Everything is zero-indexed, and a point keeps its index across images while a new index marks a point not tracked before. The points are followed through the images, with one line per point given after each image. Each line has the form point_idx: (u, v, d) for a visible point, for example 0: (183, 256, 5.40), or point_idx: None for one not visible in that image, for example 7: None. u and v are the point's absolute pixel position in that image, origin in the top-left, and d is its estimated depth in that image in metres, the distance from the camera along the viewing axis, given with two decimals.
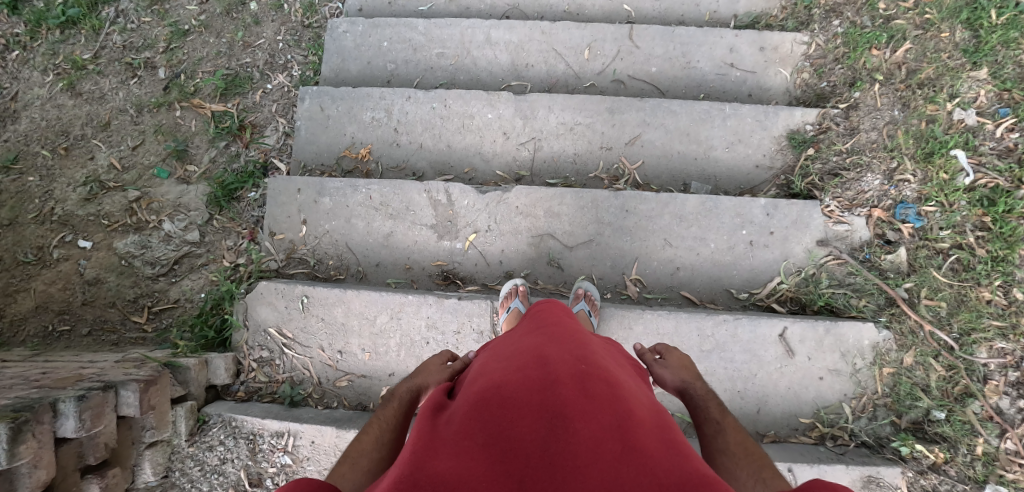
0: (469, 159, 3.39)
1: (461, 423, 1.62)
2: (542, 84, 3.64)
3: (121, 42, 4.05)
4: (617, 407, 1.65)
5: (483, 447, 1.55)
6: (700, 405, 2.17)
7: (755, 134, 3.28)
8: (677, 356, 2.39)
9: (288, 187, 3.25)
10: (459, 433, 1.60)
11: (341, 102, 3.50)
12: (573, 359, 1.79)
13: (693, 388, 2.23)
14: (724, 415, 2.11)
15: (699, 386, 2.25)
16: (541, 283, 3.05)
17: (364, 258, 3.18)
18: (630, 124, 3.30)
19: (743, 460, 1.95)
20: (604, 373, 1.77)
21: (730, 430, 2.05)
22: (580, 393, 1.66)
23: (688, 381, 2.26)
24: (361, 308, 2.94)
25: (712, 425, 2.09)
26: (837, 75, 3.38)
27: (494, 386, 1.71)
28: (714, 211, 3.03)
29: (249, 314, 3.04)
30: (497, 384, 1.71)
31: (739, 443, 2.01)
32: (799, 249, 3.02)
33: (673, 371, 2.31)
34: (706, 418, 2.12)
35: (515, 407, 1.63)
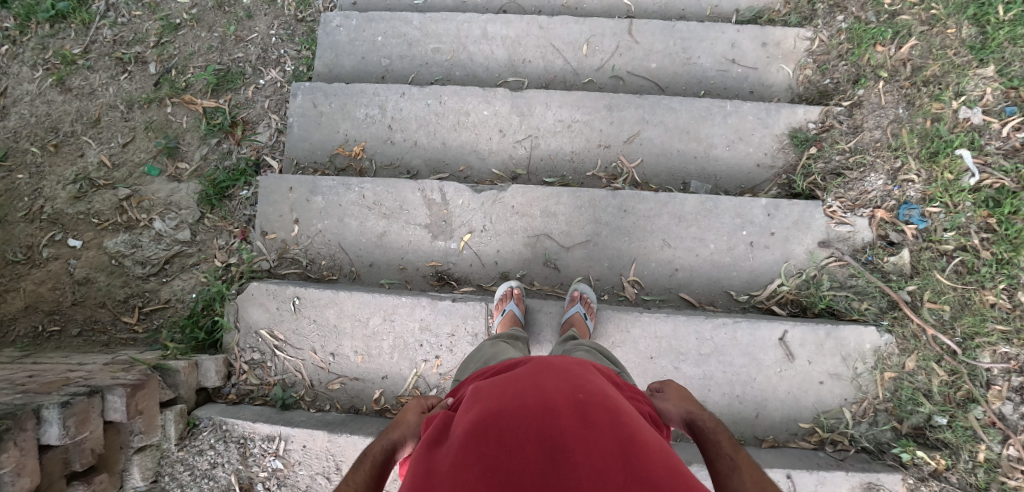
0: (465, 157, 3.32)
1: (457, 455, 1.57)
2: (540, 80, 3.57)
3: (111, 36, 3.98)
4: (619, 434, 1.60)
5: (480, 480, 1.51)
6: (709, 439, 1.92)
7: (756, 133, 3.24)
8: (676, 388, 2.15)
9: (280, 186, 3.19)
10: (455, 465, 1.55)
11: (334, 98, 3.44)
12: (573, 387, 1.74)
13: (700, 420, 1.98)
14: (736, 449, 1.86)
15: (705, 417, 1.99)
16: (537, 284, 2.98)
17: (357, 259, 3.12)
18: (629, 121, 3.23)
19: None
20: (605, 399, 1.71)
21: (743, 466, 1.80)
22: (580, 422, 1.61)
23: (692, 413, 2.00)
24: (354, 309, 2.88)
25: (724, 462, 1.84)
26: (840, 72, 3.33)
27: (491, 415, 1.65)
28: (714, 211, 2.97)
29: (240, 315, 3.00)
30: (494, 413, 1.65)
31: (754, 481, 1.76)
32: (800, 250, 2.98)
33: (674, 401, 2.06)
34: (718, 454, 1.87)
35: (513, 438, 1.58)
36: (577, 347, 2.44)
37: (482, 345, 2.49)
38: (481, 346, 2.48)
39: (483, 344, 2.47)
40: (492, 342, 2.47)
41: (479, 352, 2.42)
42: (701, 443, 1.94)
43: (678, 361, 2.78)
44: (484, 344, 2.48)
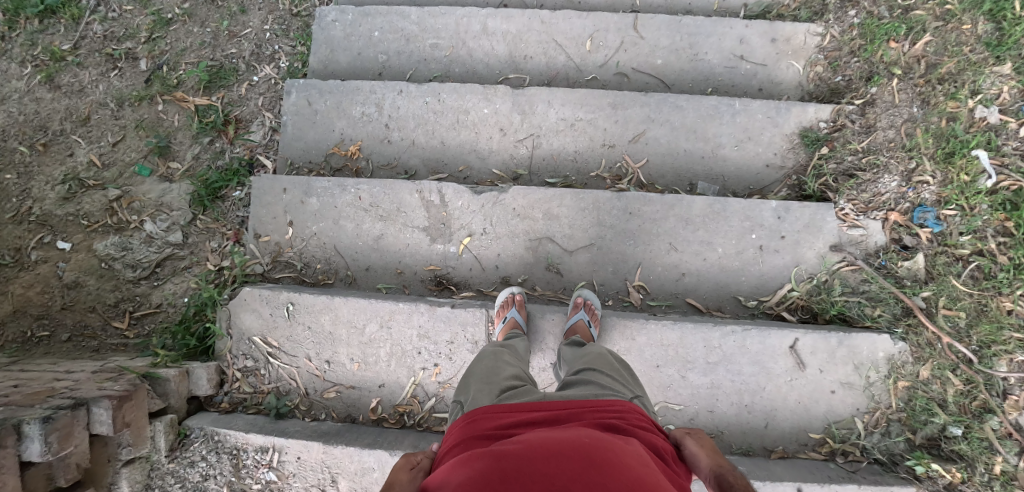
0: (463, 157, 3.21)
1: None
2: (541, 77, 3.46)
3: (102, 32, 3.88)
4: (630, 479, 1.47)
5: None
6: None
7: (765, 132, 3.16)
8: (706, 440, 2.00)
9: (273, 186, 3.10)
10: None
11: (329, 96, 3.33)
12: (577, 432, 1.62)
13: (728, 475, 1.82)
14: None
15: (733, 473, 1.83)
16: (539, 289, 2.88)
17: (353, 262, 3.01)
18: (634, 119, 3.13)
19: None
20: (612, 442, 1.59)
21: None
22: (585, 461, 1.49)
23: (720, 466, 1.85)
24: (350, 315, 2.77)
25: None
26: (853, 69, 3.24)
27: (491, 458, 1.52)
28: (723, 214, 2.87)
29: (233, 321, 2.90)
30: (495, 451, 1.54)
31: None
32: (811, 254, 2.91)
33: (704, 449, 1.92)
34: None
35: (515, 481, 1.45)
36: (589, 361, 2.27)
37: (486, 351, 2.36)
38: (485, 352, 2.35)
39: (487, 351, 2.34)
40: (498, 351, 2.34)
41: (483, 359, 2.29)
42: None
43: (685, 369, 2.69)
44: (489, 350, 2.35)
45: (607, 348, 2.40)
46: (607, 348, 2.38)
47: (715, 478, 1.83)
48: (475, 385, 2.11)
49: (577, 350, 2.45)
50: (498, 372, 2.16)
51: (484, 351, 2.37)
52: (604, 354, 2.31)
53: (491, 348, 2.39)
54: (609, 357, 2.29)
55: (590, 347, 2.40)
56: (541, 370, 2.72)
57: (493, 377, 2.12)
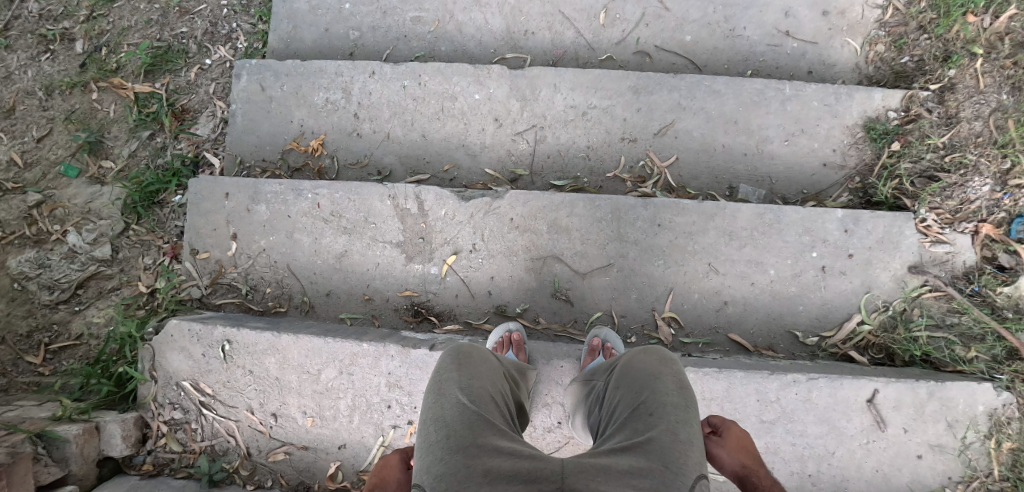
0: (450, 152, 2.57)
1: None
2: (546, 57, 2.83)
3: (37, 10, 3.26)
4: None
5: None
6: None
7: (821, 124, 2.55)
8: (736, 434, 1.59)
9: (214, 191, 2.50)
10: None
11: (287, 79, 2.72)
12: None
13: (752, 479, 1.53)
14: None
15: (756, 475, 1.53)
16: (543, 322, 2.28)
17: (310, 285, 2.40)
18: (660, 107, 2.51)
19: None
20: None
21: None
22: None
23: (743, 465, 1.54)
24: (300, 359, 2.16)
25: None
26: (923, 48, 2.63)
27: None
28: (776, 226, 2.26)
29: (158, 362, 2.31)
30: None
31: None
32: (886, 278, 2.31)
33: (729, 444, 1.57)
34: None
35: None
36: (645, 403, 1.50)
37: (446, 379, 1.59)
38: (447, 382, 1.58)
39: (450, 380, 1.58)
40: (465, 382, 1.59)
41: (446, 398, 1.53)
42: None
43: None
44: (452, 379, 1.59)
45: (679, 370, 1.61)
46: (677, 372, 1.60)
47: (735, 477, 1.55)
48: (445, 456, 1.37)
49: (630, 360, 1.69)
50: (474, 431, 1.41)
51: (441, 379, 1.60)
52: (666, 389, 1.53)
53: (453, 371, 1.63)
54: (674, 396, 1.51)
55: (650, 367, 1.62)
56: (546, 432, 2.08)
57: (468, 442, 1.38)
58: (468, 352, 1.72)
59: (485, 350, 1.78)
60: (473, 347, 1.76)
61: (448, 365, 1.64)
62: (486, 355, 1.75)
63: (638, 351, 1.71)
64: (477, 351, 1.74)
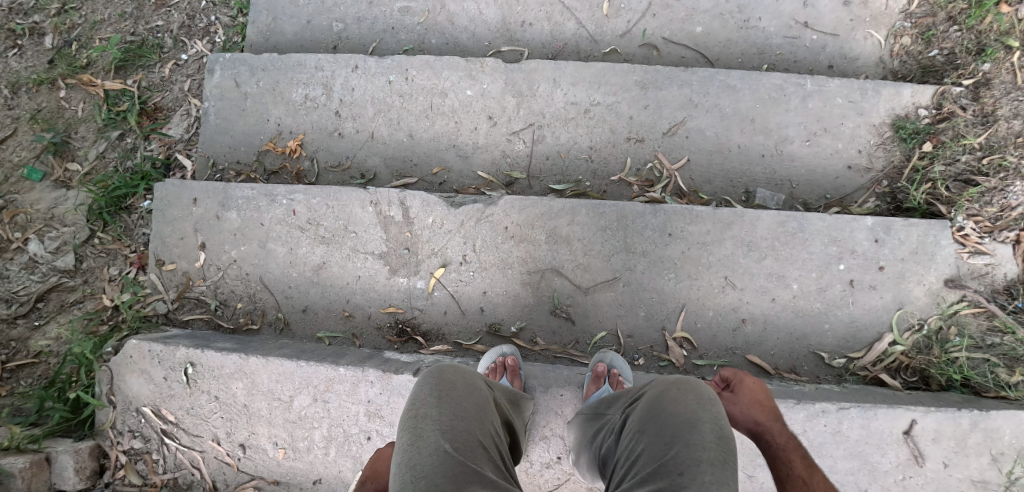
0: (439, 153, 2.35)
1: None
2: (545, 50, 2.61)
3: (4, 2, 3.04)
4: None
5: None
6: (777, 460, 1.54)
7: (846, 123, 2.32)
8: (752, 387, 1.69)
9: (182, 197, 2.29)
10: None
11: (263, 74, 2.50)
12: None
13: (765, 435, 1.59)
14: (811, 469, 1.49)
15: (769, 431, 1.59)
16: (541, 343, 2.06)
17: (285, 301, 2.18)
18: (669, 104, 2.29)
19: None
20: None
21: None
22: None
23: (756, 421, 1.62)
24: (270, 384, 1.95)
25: (796, 485, 1.48)
26: (953, 40, 2.41)
27: None
28: (799, 235, 2.04)
29: (117, 386, 2.10)
30: None
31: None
32: (920, 292, 2.08)
33: (743, 400, 1.66)
34: (793, 479, 1.49)
35: None
36: (674, 459, 1.27)
37: (425, 417, 1.36)
38: (426, 422, 1.35)
39: (432, 418, 1.35)
40: (447, 422, 1.36)
41: (424, 445, 1.31)
42: (771, 461, 1.55)
43: (751, 465, 1.89)
44: (431, 419, 1.36)
45: (717, 416, 1.37)
46: (717, 417, 1.36)
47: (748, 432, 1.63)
48: None
49: (660, 394, 1.45)
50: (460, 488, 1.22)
51: (419, 418, 1.36)
52: (703, 441, 1.30)
53: (435, 406, 1.39)
54: (709, 453, 1.28)
55: (685, 408, 1.38)
56: (544, 468, 1.87)
57: None
58: (454, 375, 1.48)
59: (471, 373, 1.54)
60: (456, 370, 1.52)
61: (430, 395, 1.41)
62: (472, 381, 1.51)
63: (671, 384, 1.46)
64: (461, 377, 1.49)
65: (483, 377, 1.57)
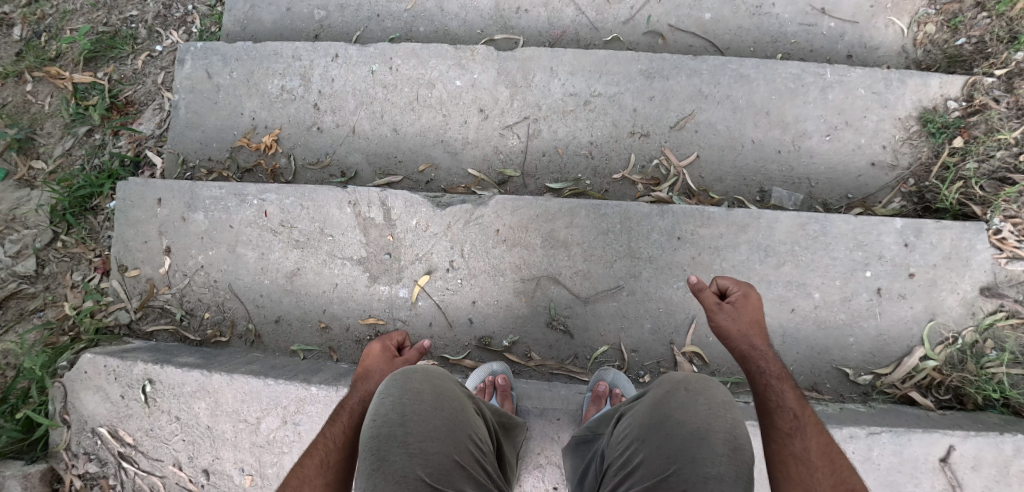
0: (426, 149, 2.17)
1: None
2: (541, 38, 2.41)
3: None
4: None
5: None
6: (767, 388, 1.42)
7: (869, 117, 2.12)
8: (751, 303, 1.53)
9: (146, 197, 2.10)
10: None
11: (237, 64, 2.31)
12: None
13: (759, 360, 1.46)
14: (804, 404, 1.38)
15: (763, 356, 1.46)
16: (537, 358, 1.88)
17: (257, 310, 2.00)
18: (676, 96, 2.10)
19: (827, 482, 1.29)
20: None
21: (812, 434, 1.34)
22: None
23: (750, 343, 1.49)
24: (235, 404, 1.77)
25: (787, 420, 1.36)
26: (981, 27, 2.20)
27: None
28: (821, 239, 1.86)
29: (71, 404, 1.90)
30: None
31: (821, 450, 1.32)
32: (953, 302, 1.88)
33: (737, 317, 1.51)
34: (784, 412, 1.37)
35: None
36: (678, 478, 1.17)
37: (391, 439, 1.25)
38: (392, 445, 1.24)
39: (398, 443, 1.24)
40: (417, 444, 1.25)
41: (392, 472, 1.20)
42: (760, 389, 1.42)
43: None
44: (398, 440, 1.25)
45: (730, 421, 1.25)
46: (730, 426, 1.24)
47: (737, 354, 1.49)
48: None
49: (663, 401, 1.32)
50: None
51: (385, 440, 1.25)
52: (713, 456, 1.19)
53: (402, 425, 1.28)
54: (719, 467, 1.17)
55: (693, 417, 1.25)
56: None
57: None
58: (423, 384, 1.36)
59: (442, 378, 1.40)
60: (425, 377, 1.38)
61: (394, 415, 1.29)
62: (444, 390, 1.37)
63: (676, 388, 1.34)
64: (430, 388, 1.36)
65: (457, 382, 1.44)
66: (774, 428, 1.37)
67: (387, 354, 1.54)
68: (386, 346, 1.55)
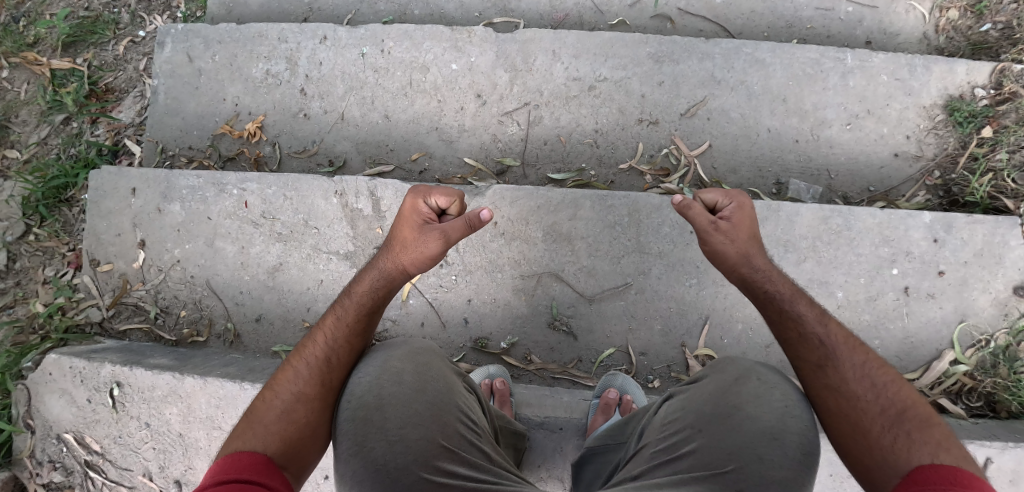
0: (419, 137, 2.03)
1: None
2: (542, 22, 2.27)
3: None
4: None
5: None
6: (784, 312, 1.33)
7: (892, 105, 1.97)
8: (744, 218, 1.45)
9: (118, 186, 1.96)
10: None
11: (220, 47, 2.18)
12: None
13: (767, 287, 1.38)
14: (829, 326, 1.28)
15: (771, 281, 1.38)
16: (537, 360, 1.75)
17: (236, 309, 1.86)
18: (688, 81, 1.97)
19: (874, 412, 1.17)
20: None
21: (846, 357, 1.24)
22: None
23: (752, 268, 1.41)
24: (209, 410, 1.64)
25: (813, 349, 1.26)
26: (1008, 13, 2.05)
27: None
28: (844, 234, 1.75)
29: (34, 408, 1.75)
30: None
31: (860, 374, 1.22)
32: (985, 303, 1.74)
33: (735, 242, 1.43)
34: (807, 340, 1.28)
35: None
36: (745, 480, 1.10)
37: (371, 424, 1.19)
38: (371, 432, 1.18)
39: (376, 430, 1.18)
40: (397, 430, 1.19)
41: (371, 459, 1.14)
42: (776, 318, 1.34)
43: None
44: (377, 426, 1.19)
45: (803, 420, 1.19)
46: (804, 428, 1.19)
47: (741, 283, 1.42)
48: None
49: (732, 390, 1.25)
50: None
51: (362, 424, 1.19)
52: (783, 459, 1.13)
53: (379, 411, 1.21)
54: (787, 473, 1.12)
55: (763, 416, 1.19)
56: None
57: None
58: (408, 365, 1.29)
59: (427, 356, 1.33)
60: (408, 355, 1.32)
61: (368, 403, 1.22)
62: (426, 369, 1.30)
63: (742, 380, 1.26)
64: (411, 368, 1.29)
65: (444, 360, 1.37)
66: (801, 361, 1.27)
67: (420, 219, 1.43)
68: (418, 211, 1.43)
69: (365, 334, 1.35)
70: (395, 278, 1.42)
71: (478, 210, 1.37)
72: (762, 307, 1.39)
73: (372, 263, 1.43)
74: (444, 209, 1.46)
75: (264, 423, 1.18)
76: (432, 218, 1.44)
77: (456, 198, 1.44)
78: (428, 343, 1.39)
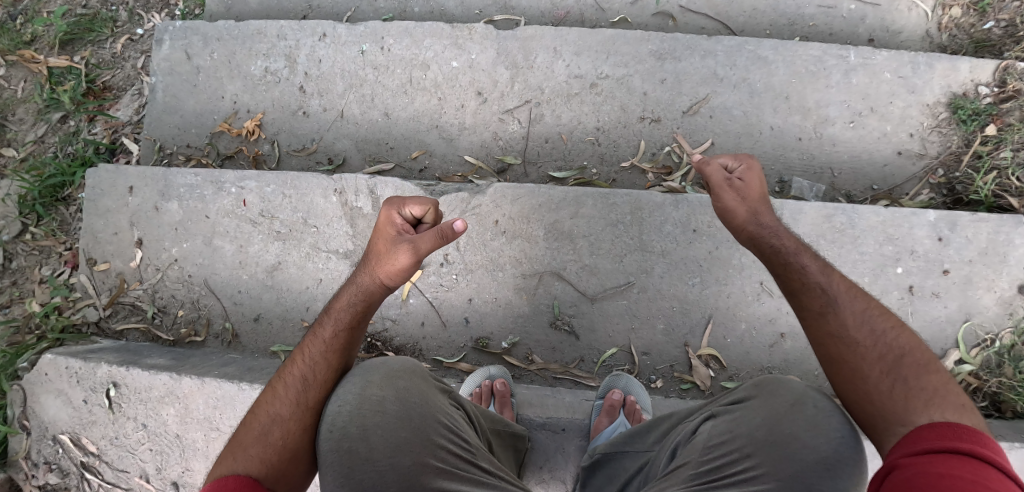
0: (419, 135, 2.01)
1: None
2: (543, 19, 2.25)
3: None
4: None
5: None
6: (787, 264, 1.30)
7: (895, 102, 1.95)
8: (755, 174, 1.46)
9: (115, 184, 1.94)
10: None
11: (218, 44, 2.16)
12: None
13: (772, 241, 1.36)
14: (831, 276, 1.25)
15: (776, 235, 1.37)
16: (539, 360, 1.74)
17: (234, 308, 1.85)
18: (690, 78, 1.95)
19: (872, 356, 1.16)
20: None
21: (847, 305, 1.21)
22: None
23: (759, 225, 1.40)
24: (207, 410, 1.62)
25: (815, 298, 1.23)
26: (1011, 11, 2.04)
27: None
28: (848, 232, 1.73)
29: (30, 408, 1.73)
30: None
31: (859, 323, 1.18)
32: (989, 302, 1.72)
33: (745, 200, 1.44)
34: (809, 290, 1.25)
35: None
36: None
37: (356, 456, 1.14)
38: (357, 465, 1.13)
39: (362, 462, 1.13)
40: (385, 460, 1.14)
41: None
42: (779, 270, 1.31)
43: None
44: (363, 457, 1.14)
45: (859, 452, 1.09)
46: (858, 460, 1.08)
47: (747, 239, 1.41)
48: None
49: (787, 415, 1.14)
50: None
51: (347, 457, 1.14)
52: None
53: (363, 442, 1.16)
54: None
55: (819, 446, 1.09)
56: None
57: None
58: (391, 390, 1.24)
59: (408, 378, 1.27)
60: (388, 378, 1.26)
61: (351, 433, 1.17)
62: (408, 393, 1.25)
63: (798, 407, 1.14)
64: (392, 394, 1.23)
65: (426, 379, 1.31)
66: (804, 310, 1.25)
67: (394, 231, 1.37)
68: (393, 223, 1.38)
69: (346, 354, 1.30)
70: (373, 293, 1.36)
71: (450, 220, 1.29)
72: (767, 263, 1.36)
73: (352, 278, 1.38)
74: (421, 219, 1.41)
75: (245, 448, 1.16)
76: (408, 230, 1.38)
77: (431, 206, 1.38)
78: (410, 362, 1.33)
